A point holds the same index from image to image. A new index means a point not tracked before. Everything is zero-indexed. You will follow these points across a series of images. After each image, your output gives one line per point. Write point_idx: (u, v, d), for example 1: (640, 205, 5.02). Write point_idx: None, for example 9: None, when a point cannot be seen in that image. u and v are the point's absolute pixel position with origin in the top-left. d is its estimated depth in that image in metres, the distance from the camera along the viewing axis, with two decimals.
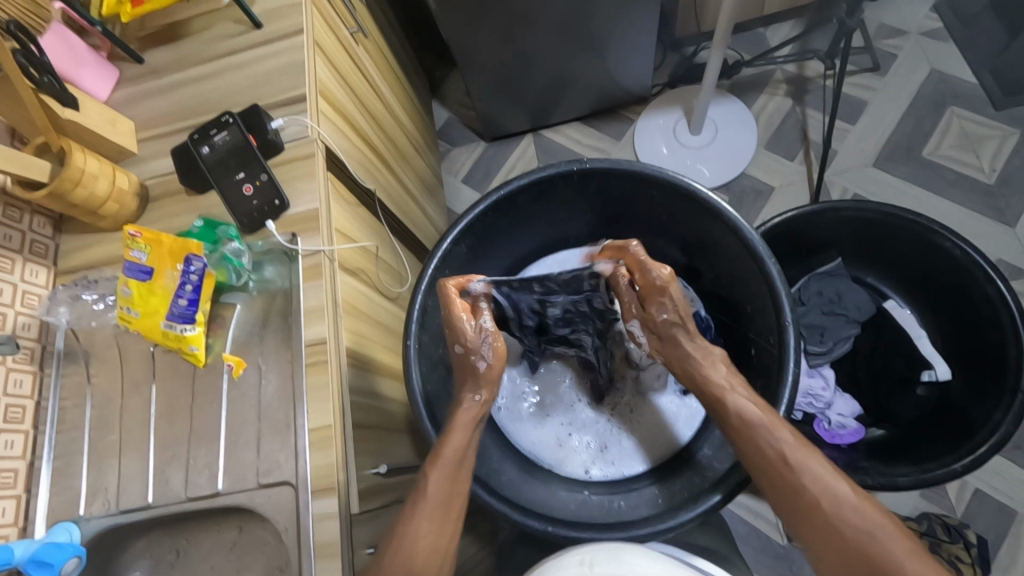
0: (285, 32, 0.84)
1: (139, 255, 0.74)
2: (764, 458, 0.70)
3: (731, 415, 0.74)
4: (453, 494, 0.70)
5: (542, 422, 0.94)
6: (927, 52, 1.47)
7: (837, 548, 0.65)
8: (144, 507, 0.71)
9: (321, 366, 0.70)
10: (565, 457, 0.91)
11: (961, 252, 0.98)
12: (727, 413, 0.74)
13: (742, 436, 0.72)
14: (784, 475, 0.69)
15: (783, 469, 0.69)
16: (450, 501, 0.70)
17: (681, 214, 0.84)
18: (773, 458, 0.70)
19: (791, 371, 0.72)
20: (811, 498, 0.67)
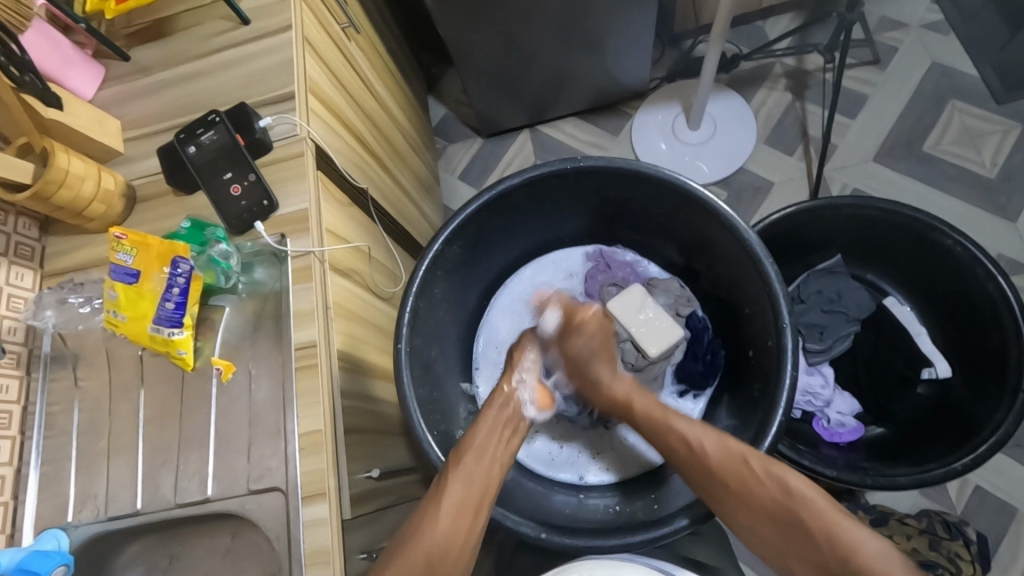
0: (275, 29, 0.82)
1: (125, 258, 0.73)
2: (676, 451, 0.72)
3: (647, 424, 0.76)
4: (472, 496, 0.68)
5: (539, 431, 0.92)
6: (928, 46, 1.45)
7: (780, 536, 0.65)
8: (133, 513, 0.70)
9: (312, 370, 0.69)
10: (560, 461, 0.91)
11: (962, 250, 0.96)
12: (639, 416, 0.77)
13: (659, 431, 0.75)
14: (699, 458, 0.71)
15: (692, 456, 0.71)
16: (467, 502, 0.68)
17: (678, 214, 0.82)
18: (678, 447, 0.72)
19: (789, 374, 0.71)
20: (725, 473, 0.69)
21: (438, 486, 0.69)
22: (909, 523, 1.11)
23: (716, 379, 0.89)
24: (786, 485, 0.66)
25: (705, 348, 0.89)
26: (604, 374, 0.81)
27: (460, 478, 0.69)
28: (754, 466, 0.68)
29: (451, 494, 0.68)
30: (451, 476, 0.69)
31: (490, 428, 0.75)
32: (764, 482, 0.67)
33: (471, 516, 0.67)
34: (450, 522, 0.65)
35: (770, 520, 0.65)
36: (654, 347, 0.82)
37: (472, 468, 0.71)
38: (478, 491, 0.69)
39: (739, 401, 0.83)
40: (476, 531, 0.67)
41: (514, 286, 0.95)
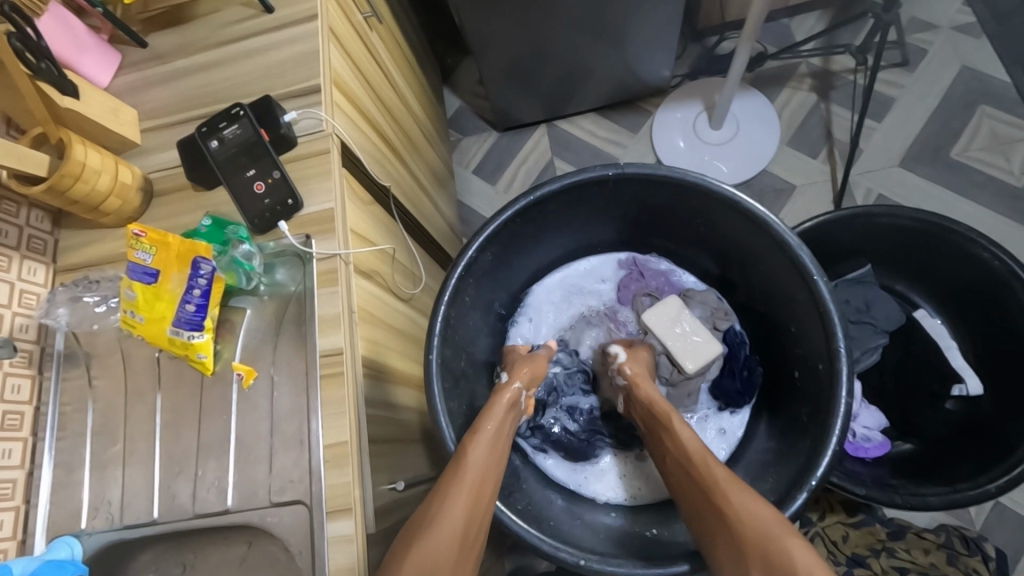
0: (300, 18, 0.78)
1: (144, 257, 0.69)
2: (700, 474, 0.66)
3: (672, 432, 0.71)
4: (484, 486, 0.64)
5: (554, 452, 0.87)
6: (958, 49, 1.41)
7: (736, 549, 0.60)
8: (149, 522, 0.68)
9: (337, 379, 0.67)
10: (590, 482, 0.87)
11: (1000, 264, 0.93)
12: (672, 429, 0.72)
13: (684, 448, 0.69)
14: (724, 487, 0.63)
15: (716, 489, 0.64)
16: (484, 480, 0.65)
17: (723, 225, 0.79)
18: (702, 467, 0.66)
19: (843, 400, 0.68)
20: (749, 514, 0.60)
21: (457, 463, 0.65)
22: (926, 537, 1.08)
23: (752, 397, 0.87)
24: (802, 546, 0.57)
25: (742, 364, 0.86)
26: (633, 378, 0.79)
27: (479, 459, 0.66)
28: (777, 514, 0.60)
29: (468, 481, 0.63)
30: (468, 455, 0.66)
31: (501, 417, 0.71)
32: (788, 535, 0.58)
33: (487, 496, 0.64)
34: (468, 503, 0.61)
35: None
36: (691, 362, 0.80)
37: (486, 452, 0.67)
38: (493, 477, 0.65)
39: (781, 424, 0.81)
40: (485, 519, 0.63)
41: (542, 290, 0.92)
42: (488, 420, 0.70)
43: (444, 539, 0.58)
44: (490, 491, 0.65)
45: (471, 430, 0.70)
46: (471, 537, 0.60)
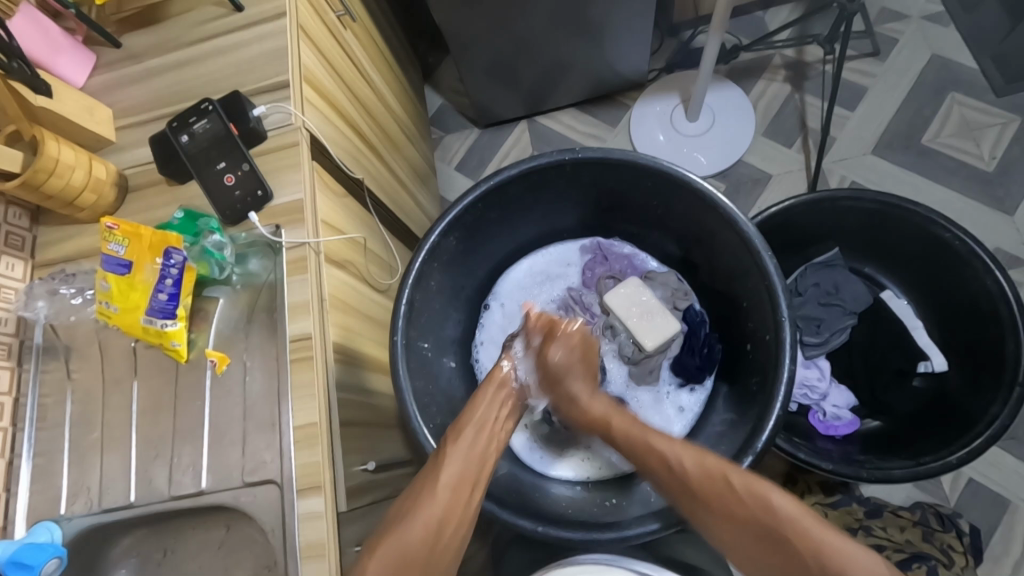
0: (269, 16, 0.80)
1: (117, 249, 0.72)
2: (651, 465, 0.69)
3: (626, 442, 0.72)
4: (470, 473, 0.67)
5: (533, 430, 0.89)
6: (928, 37, 1.44)
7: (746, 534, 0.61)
8: (127, 505, 0.69)
9: (307, 363, 0.69)
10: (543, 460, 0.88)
11: (959, 244, 0.96)
12: (620, 438, 0.73)
13: (639, 451, 0.70)
14: (676, 478, 0.67)
15: (670, 474, 0.67)
16: (467, 474, 0.66)
17: (678, 207, 0.83)
18: (659, 463, 0.68)
19: (786, 368, 0.72)
20: (706, 494, 0.64)
21: (437, 459, 0.67)
22: (902, 515, 1.09)
23: (713, 372, 0.90)
24: (770, 500, 0.61)
25: (703, 342, 0.90)
26: (580, 392, 0.77)
27: (461, 451, 0.67)
28: (736, 482, 0.63)
29: (450, 472, 0.65)
30: (450, 446, 0.68)
31: (490, 401, 0.74)
32: (747, 499, 0.62)
33: (468, 489, 0.66)
34: (448, 496, 0.64)
35: (751, 542, 0.61)
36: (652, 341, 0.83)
37: (473, 439, 0.69)
38: (476, 465, 0.68)
39: (737, 394, 0.84)
40: (473, 505, 0.65)
41: (511, 276, 0.96)
42: (475, 408, 0.72)
43: (421, 524, 0.61)
44: (479, 471, 0.68)
45: (459, 418, 0.72)
46: (451, 519, 0.63)
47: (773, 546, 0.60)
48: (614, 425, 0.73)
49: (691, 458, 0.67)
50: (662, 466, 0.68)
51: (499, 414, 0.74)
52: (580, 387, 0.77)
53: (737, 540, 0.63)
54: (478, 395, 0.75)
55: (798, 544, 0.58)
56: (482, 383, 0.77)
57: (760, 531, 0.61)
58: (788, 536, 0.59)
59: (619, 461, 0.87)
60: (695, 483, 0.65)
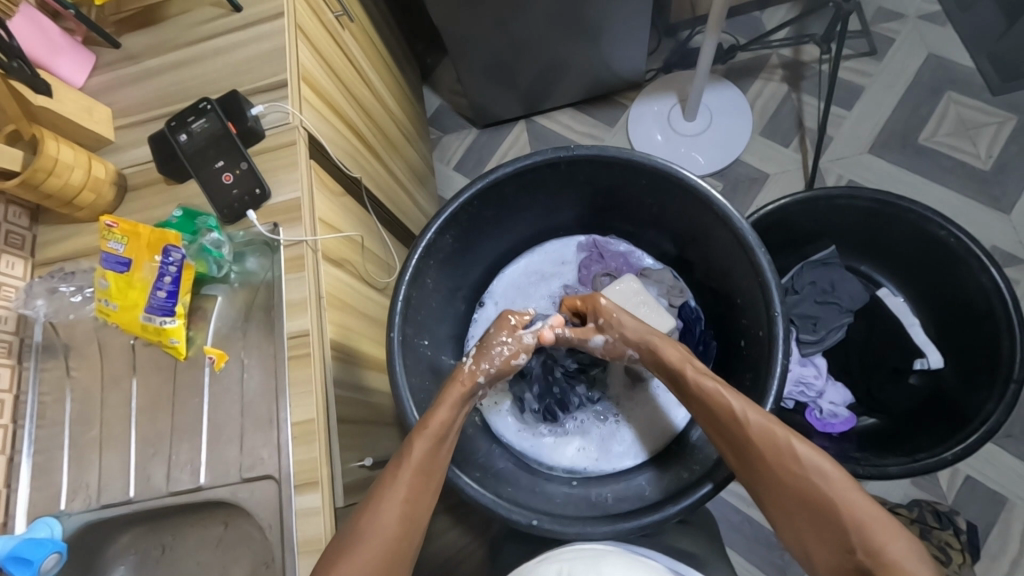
0: (267, 16, 0.81)
1: (116, 246, 0.73)
2: (717, 417, 0.69)
3: (694, 384, 0.72)
4: (429, 483, 0.66)
5: (523, 418, 0.93)
6: (924, 37, 1.44)
7: (791, 500, 0.63)
8: (126, 502, 0.70)
9: (304, 360, 0.69)
10: (529, 443, 0.92)
11: (954, 241, 0.97)
12: (689, 385, 0.73)
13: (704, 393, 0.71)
14: (741, 447, 0.67)
15: (732, 428, 0.67)
16: (427, 478, 0.66)
17: (672, 204, 0.84)
18: (723, 415, 0.68)
19: (778, 364, 0.72)
20: (768, 464, 0.64)
21: (398, 458, 0.67)
22: (900, 513, 1.10)
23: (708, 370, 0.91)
24: (821, 467, 0.62)
25: (697, 339, 0.91)
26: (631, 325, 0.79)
27: (422, 459, 0.66)
28: (796, 446, 0.64)
29: (406, 484, 0.64)
30: (411, 453, 0.66)
31: (452, 403, 0.72)
32: (812, 463, 0.63)
33: (423, 501, 0.65)
34: (403, 506, 0.63)
35: (798, 515, 0.62)
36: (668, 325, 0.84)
37: (438, 448, 0.68)
38: (435, 473, 0.67)
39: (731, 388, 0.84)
40: (425, 515, 0.65)
41: (508, 273, 0.98)
42: (441, 409, 0.71)
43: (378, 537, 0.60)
44: (437, 482, 0.67)
45: (422, 423, 0.69)
46: (407, 529, 0.63)
47: (822, 530, 0.60)
48: (686, 370, 0.73)
49: (752, 411, 0.67)
50: (726, 418, 0.68)
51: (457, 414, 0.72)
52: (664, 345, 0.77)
53: (786, 510, 0.63)
54: (444, 397, 0.73)
55: (848, 529, 0.59)
56: (447, 384, 0.75)
57: (805, 495, 0.62)
58: (840, 515, 0.60)
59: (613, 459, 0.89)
60: (756, 441, 0.65)
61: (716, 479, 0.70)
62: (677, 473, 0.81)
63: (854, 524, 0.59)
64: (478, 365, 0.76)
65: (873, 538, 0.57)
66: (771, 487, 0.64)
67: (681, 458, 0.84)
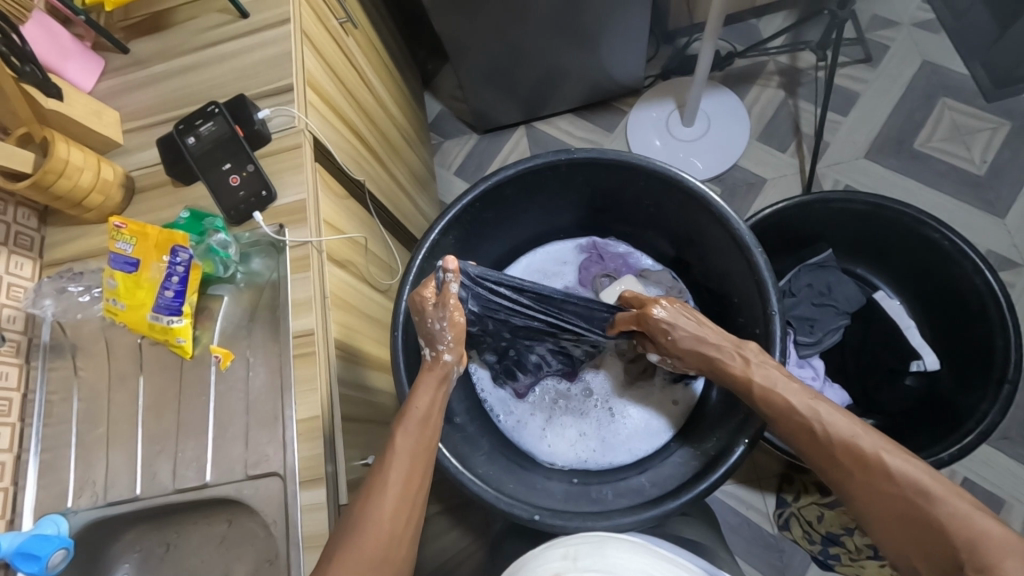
0: (273, 22, 0.83)
1: (124, 247, 0.74)
2: (798, 430, 0.66)
3: (762, 397, 0.70)
4: (418, 467, 0.66)
5: (515, 412, 0.94)
6: (918, 44, 1.46)
7: (888, 518, 0.59)
8: (132, 499, 0.71)
9: (309, 358, 0.70)
10: (509, 418, 0.94)
11: (949, 243, 0.98)
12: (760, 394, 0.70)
13: (775, 403, 0.68)
14: (832, 460, 0.64)
15: (818, 441, 0.65)
16: (415, 468, 0.66)
17: (671, 206, 0.85)
18: (805, 427, 0.66)
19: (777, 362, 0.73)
20: (862, 475, 0.61)
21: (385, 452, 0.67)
22: None
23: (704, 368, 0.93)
24: (920, 483, 0.58)
25: None
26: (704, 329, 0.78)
27: (407, 446, 0.67)
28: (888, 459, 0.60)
29: (396, 469, 0.65)
30: (395, 443, 0.67)
31: (430, 397, 0.71)
32: (909, 467, 0.59)
33: (416, 486, 0.65)
34: (397, 495, 0.63)
35: (903, 525, 0.58)
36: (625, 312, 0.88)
37: (422, 435, 0.69)
38: (425, 459, 0.67)
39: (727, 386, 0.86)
40: (421, 499, 0.66)
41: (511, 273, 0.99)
42: (417, 399, 0.70)
43: (376, 528, 0.61)
44: (427, 467, 0.67)
45: (400, 414, 0.70)
46: (403, 517, 0.63)
47: (929, 540, 0.56)
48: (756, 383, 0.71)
49: (839, 423, 0.64)
50: (811, 430, 0.65)
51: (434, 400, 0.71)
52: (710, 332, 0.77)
53: (887, 531, 0.59)
54: (418, 384, 0.72)
55: (954, 534, 0.55)
56: (420, 373, 0.74)
57: (905, 512, 0.58)
58: (946, 535, 0.55)
59: (612, 456, 0.90)
60: (846, 455, 0.63)
61: (750, 436, 0.73)
62: (675, 470, 0.82)
63: (960, 528, 0.55)
64: (437, 348, 0.73)
65: (991, 559, 0.52)
66: (865, 505, 0.61)
67: (682, 454, 0.85)
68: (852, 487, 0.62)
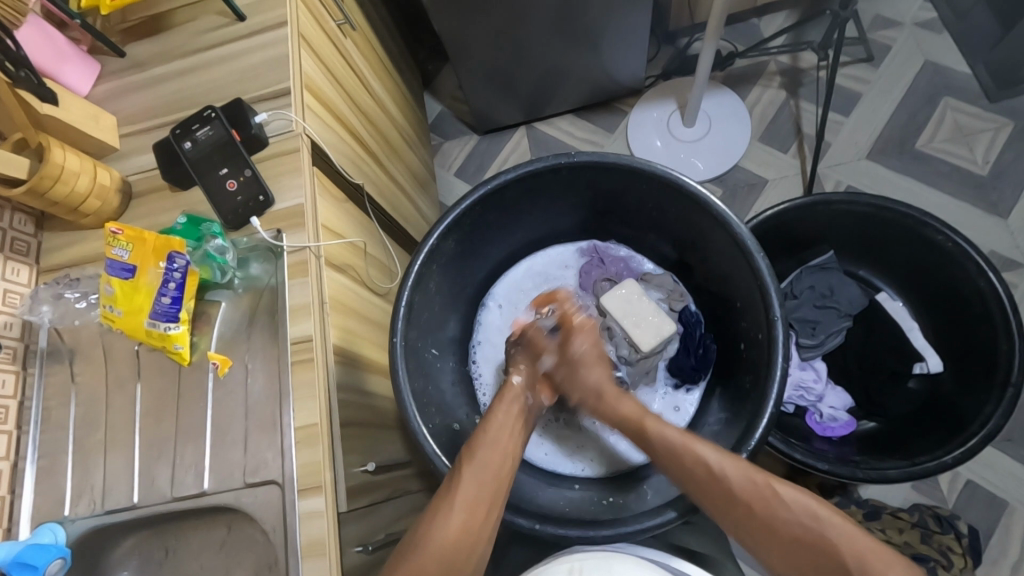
0: (271, 25, 0.82)
1: (121, 253, 0.73)
2: (696, 478, 0.68)
3: (664, 446, 0.71)
4: (483, 498, 0.67)
5: None
6: (921, 44, 1.45)
7: (789, 545, 0.62)
8: (129, 507, 0.70)
9: (308, 364, 0.70)
10: None
11: (952, 245, 0.98)
12: (655, 444, 0.73)
13: (678, 454, 0.70)
14: (718, 483, 0.66)
15: (716, 486, 0.66)
16: (482, 495, 0.67)
17: (672, 210, 0.85)
18: (701, 474, 0.67)
19: (779, 366, 0.73)
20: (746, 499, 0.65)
21: (450, 481, 0.68)
22: (901, 517, 1.08)
23: (707, 373, 0.92)
24: (817, 513, 0.61)
25: (697, 342, 0.92)
26: (601, 380, 0.81)
27: (472, 475, 0.68)
28: (782, 493, 0.64)
29: (463, 494, 0.66)
30: (463, 471, 0.69)
31: (502, 422, 0.75)
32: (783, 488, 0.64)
33: (482, 514, 0.66)
34: (462, 518, 0.65)
35: (801, 552, 0.61)
36: (649, 341, 0.86)
37: (487, 464, 0.70)
38: (491, 489, 0.68)
39: (731, 393, 0.86)
40: (490, 528, 0.66)
41: (510, 278, 0.99)
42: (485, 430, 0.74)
43: (435, 546, 0.62)
44: (500, 495, 0.68)
45: (473, 441, 0.73)
46: (467, 541, 0.64)
47: (814, 553, 0.60)
48: (655, 433, 0.73)
49: (730, 464, 0.67)
50: (707, 478, 0.67)
51: (512, 429, 0.75)
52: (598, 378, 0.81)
53: (787, 558, 0.62)
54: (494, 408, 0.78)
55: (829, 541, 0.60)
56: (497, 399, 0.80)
57: (802, 540, 0.61)
58: (842, 557, 0.59)
59: (616, 460, 0.89)
60: (743, 495, 0.65)
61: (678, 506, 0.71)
62: None
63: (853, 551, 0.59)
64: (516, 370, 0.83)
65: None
66: (765, 537, 0.64)
67: None
68: (755, 519, 0.64)
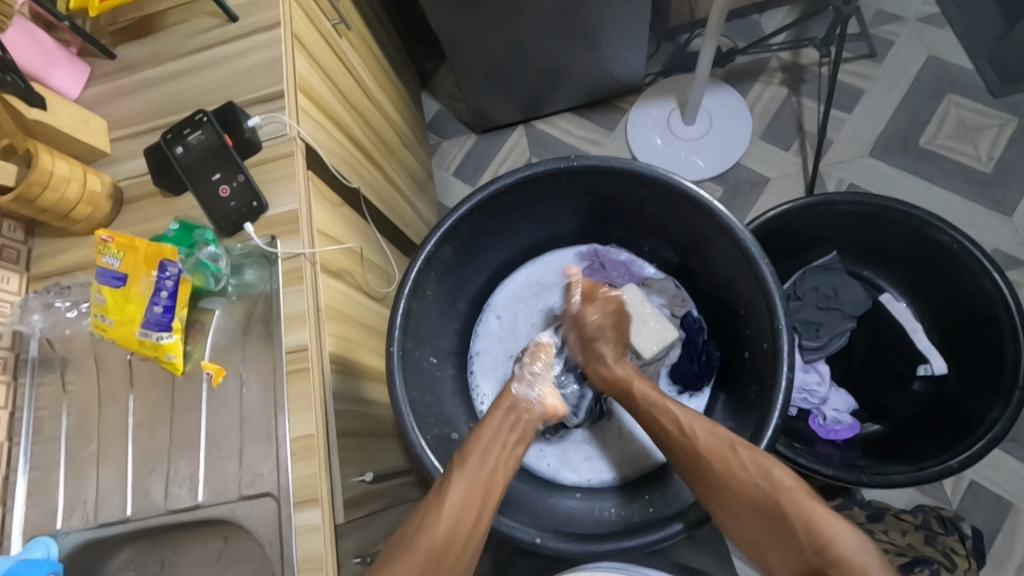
0: (264, 26, 0.80)
1: (112, 261, 0.72)
2: (664, 429, 0.72)
3: (645, 404, 0.75)
4: (474, 495, 0.66)
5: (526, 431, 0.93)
6: (925, 39, 1.43)
7: (742, 504, 0.64)
8: (123, 519, 0.69)
9: (304, 374, 0.68)
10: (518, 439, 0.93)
11: (957, 247, 0.96)
12: (638, 397, 0.76)
13: (654, 408, 0.74)
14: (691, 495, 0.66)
15: (683, 440, 0.70)
16: (471, 492, 0.66)
17: (674, 214, 0.83)
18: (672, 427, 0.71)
19: (785, 377, 0.73)
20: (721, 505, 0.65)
21: (441, 482, 0.67)
22: (904, 518, 1.06)
23: (710, 379, 0.91)
24: (770, 471, 0.64)
25: (700, 349, 0.91)
26: (607, 354, 0.81)
27: (464, 473, 0.68)
28: (741, 452, 0.66)
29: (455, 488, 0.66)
30: (455, 471, 0.68)
31: (499, 422, 0.74)
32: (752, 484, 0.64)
33: (473, 515, 0.65)
34: (454, 514, 0.64)
35: (756, 511, 0.63)
36: (650, 348, 0.85)
37: (476, 469, 0.69)
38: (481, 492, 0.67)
39: (735, 401, 0.86)
40: (479, 531, 0.65)
41: (509, 284, 0.97)
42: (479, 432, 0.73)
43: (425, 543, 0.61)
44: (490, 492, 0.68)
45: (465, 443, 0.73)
46: (455, 540, 0.63)
47: (769, 519, 0.62)
48: (636, 385, 0.77)
49: (700, 428, 0.70)
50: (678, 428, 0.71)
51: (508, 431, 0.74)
52: (609, 349, 0.81)
53: (745, 520, 0.64)
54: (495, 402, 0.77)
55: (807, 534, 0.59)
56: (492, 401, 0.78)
57: (758, 502, 0.63)
58: (789, 516, 0.61)
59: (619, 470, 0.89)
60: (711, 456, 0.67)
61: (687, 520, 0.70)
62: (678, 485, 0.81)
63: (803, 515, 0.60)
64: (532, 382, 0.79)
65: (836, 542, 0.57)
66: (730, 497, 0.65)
67: None
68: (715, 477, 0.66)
